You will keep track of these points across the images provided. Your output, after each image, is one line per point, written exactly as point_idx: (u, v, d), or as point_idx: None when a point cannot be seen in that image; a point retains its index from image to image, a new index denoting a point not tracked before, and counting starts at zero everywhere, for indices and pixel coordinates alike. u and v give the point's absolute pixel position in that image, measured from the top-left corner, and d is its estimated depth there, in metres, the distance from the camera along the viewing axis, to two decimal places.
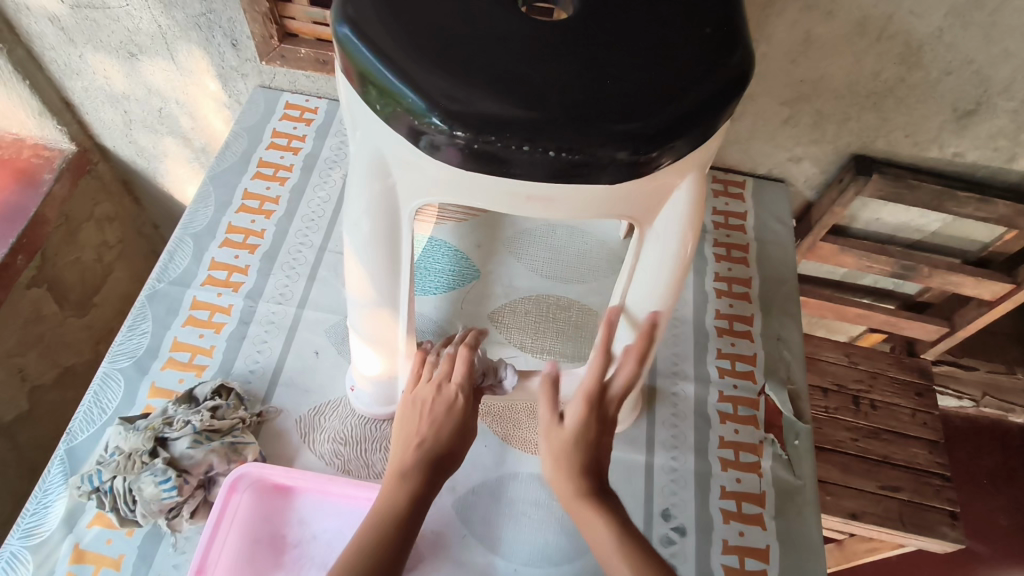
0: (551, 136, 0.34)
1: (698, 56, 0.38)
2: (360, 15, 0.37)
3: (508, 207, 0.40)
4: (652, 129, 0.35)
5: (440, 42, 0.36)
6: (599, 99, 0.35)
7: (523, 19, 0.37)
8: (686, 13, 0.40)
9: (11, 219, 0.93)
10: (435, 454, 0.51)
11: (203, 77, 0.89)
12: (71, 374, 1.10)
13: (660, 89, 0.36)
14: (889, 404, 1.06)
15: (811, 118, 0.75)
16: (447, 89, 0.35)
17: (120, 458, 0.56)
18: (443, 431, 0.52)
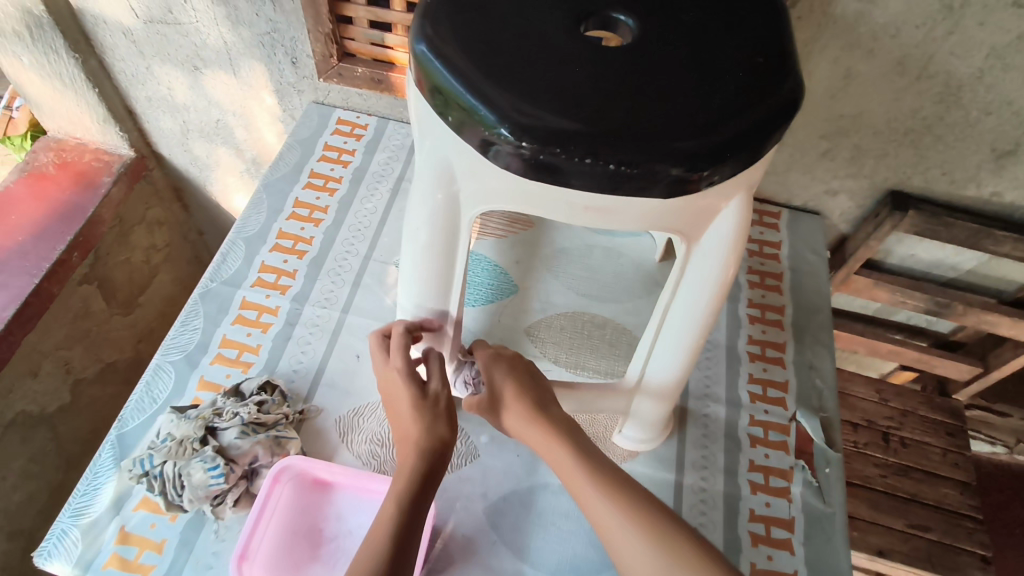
0: (613, 150, 0.37)
1: (752, 83, 0.40)
2: (437, 34, 0.40)
3: (565, 216, 0.42)
4: (707, 147, 0.37)
5: (510, 62, 0.39)
6: (657, 119, 0.38)
7: (588, 44, 0.40)
8: (740, 43, 0.42)
9: (70, 217, 0.97)
10: (426, 453, 0.51)
11: (260, 91, 0.93)
12: (112, 370, 1.13)
13: (716, 112, 0.38)
14: (919, 442, 1.05)
15: (848, 153, 0.77)
16: (517, 104, 0.37)
17: (171, 444, 0.59)
18: (412, 421, 0.53)
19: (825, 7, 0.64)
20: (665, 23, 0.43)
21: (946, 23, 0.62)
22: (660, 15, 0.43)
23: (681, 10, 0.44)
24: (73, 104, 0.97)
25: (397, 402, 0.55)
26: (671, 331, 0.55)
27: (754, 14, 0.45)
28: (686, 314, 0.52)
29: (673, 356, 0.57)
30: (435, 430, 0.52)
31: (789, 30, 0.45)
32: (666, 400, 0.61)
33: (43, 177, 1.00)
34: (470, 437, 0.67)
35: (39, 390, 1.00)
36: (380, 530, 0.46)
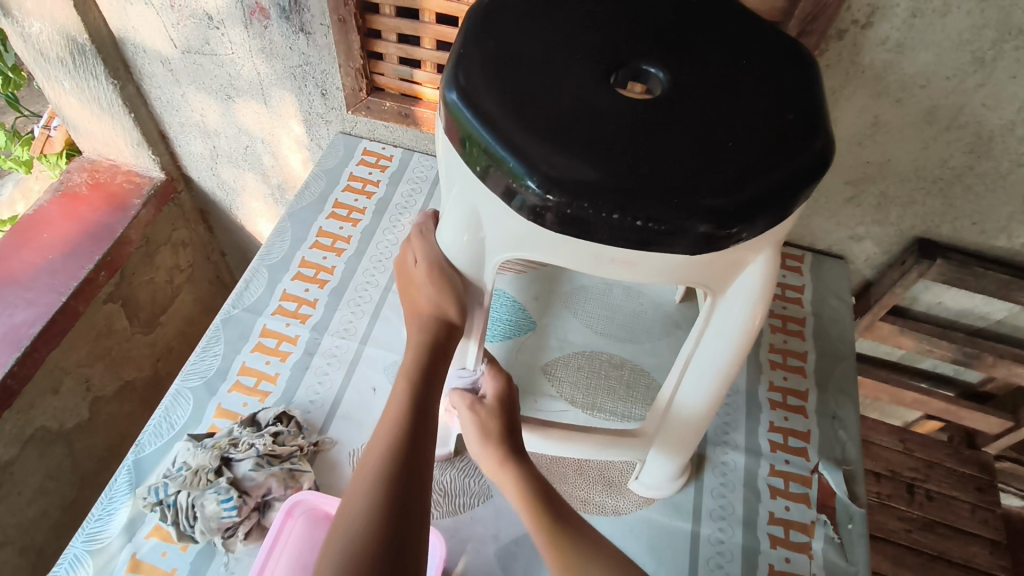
0: (640, 205, 0.37)
1: (782, 140, 0.40)
2: (469, 83, 0.40)
3: (591, 267, 0.42)
4: (735, 205, 0.37)
5: (539, 112, 0.39)
6: (686, 174, 0.38)
7: (618, 97, 0.40)
8: (771, 99, 0.42)
9: (99, 237, 0.99)
10: (436, 329, 0.51)
11: (289, 121, 0.95)
12: (129, 388, 1.15)
13: (745, 168, 0.38)
14: (946, 496, 1.01)
15: (874, 199, 0.76)
16: (547, 156, 0.37)
17: (187, 473, 0.59)
18: (423, 295, 0.52)
19: (854, 56, 0.64)
20: (694, 76, 0.43)
21: (977, 74, 0.62)
22: (690, 68, 0.44)
23: (710, 63, 0.44)
24: (109, 127, 1.00)
25: (414, 277, 0.53)
26: (699, 368, 0.52)
27: (784, 70, 0.45)
28: (710, 362, 0.51)
29: (701, 393, 0.54)
30: (440, 305, 0.51)
31: (819, 85, 0.45)
32: (684, 452, 0.60)
33: (76, 198, 1.03)
34: (484, 476, 0.66)
35: (59, 406, 1.01)
36: (396, 415, 0.46)
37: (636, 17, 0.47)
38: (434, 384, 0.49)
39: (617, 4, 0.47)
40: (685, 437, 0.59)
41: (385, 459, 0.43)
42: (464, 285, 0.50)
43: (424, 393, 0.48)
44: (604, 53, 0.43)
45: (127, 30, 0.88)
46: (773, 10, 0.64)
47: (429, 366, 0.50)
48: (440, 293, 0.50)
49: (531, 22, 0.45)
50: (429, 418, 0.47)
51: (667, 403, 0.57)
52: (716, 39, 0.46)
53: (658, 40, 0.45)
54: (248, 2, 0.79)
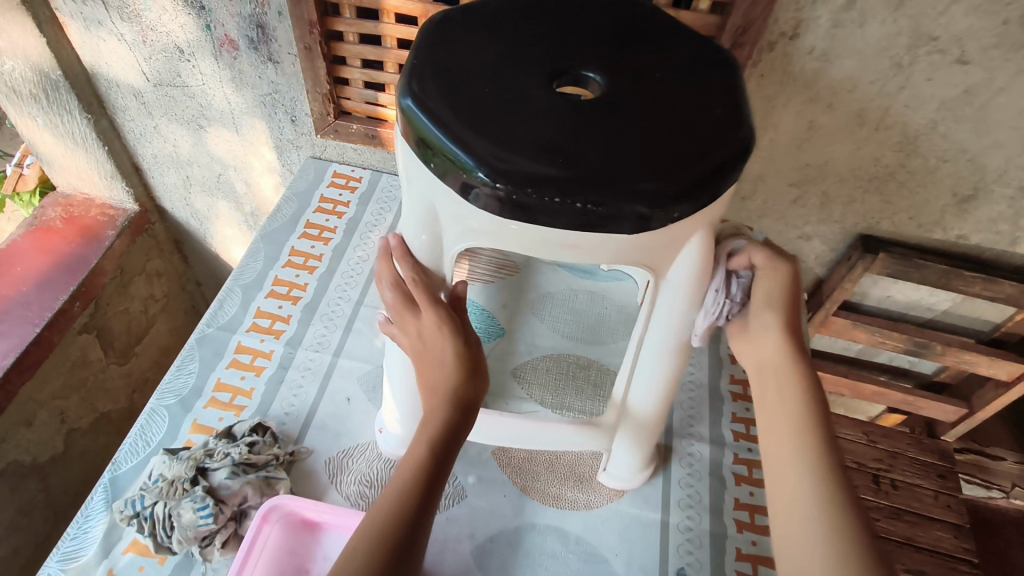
0: (580, 192, 0.40)
1: (708, 130, 0.44)
2: (421, 90, 0.44)
3: (543, 252, 0.46)
4: (667, 188, 0.41)
5: (486, 114, 0.43)
6: (622, 163, 0.41)
7: (556, 97, 0.44)
8: (699, 96, 0.46)
9: (74, 268, 1.00)
10: (451, 408, 0.51)
11: (261, 147, 0.98)
12: (105, 420, 1.14)
13: (676, 155, 0.42)
14: (910, 484, 1.05)
15: (817, 200, 0.81)
16: (493, 149, 0.41)
17: (163, 484, 0.60)
18: (440, 369, 0.53)
19: (784, 65, 0.70)
20: (628, 78, 0.47)
21: (897, 78, 0.67)
22: (623, 71, 0.48)
23: (643, 69, 0.48)
24: (82, 161, 1.02)
25: (425, 341, 0.53)
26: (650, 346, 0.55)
27: (710, 70, 0.49)
28: (657, 341, 0.54)
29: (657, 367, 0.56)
30: (466, 384, 0.52)
31: (743, 85, 0.49)
32: (644, 448, 0.64)
33: (49, 231, 1.04)
34: (459, 477, 0.67)
35: (32, 439, 1.00)
36: (403, 487, 0.47)
37: (575, 30, 0.51)
38: (444, 464, 0.50)
39: (559, 19, 0.52)
40: (641, 435, 0.63)
41: (381, 532, 0.44)
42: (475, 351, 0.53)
43: (435, 466, 0.49)
44: (548, 62, 0.47)
45: (100, 65, 0.91)
46: (707, 26, 0.69)
47: (446, 444, 0.50)
48: (457, 364, 0.52)
49: (479, 35, 0.49)
50: (431, 497, 0.48)
51: (620, 403, 0.62)
52: (648, 46, 0.51)
53: (594, 47, 0.50)
54: (218, 34, 0.83)
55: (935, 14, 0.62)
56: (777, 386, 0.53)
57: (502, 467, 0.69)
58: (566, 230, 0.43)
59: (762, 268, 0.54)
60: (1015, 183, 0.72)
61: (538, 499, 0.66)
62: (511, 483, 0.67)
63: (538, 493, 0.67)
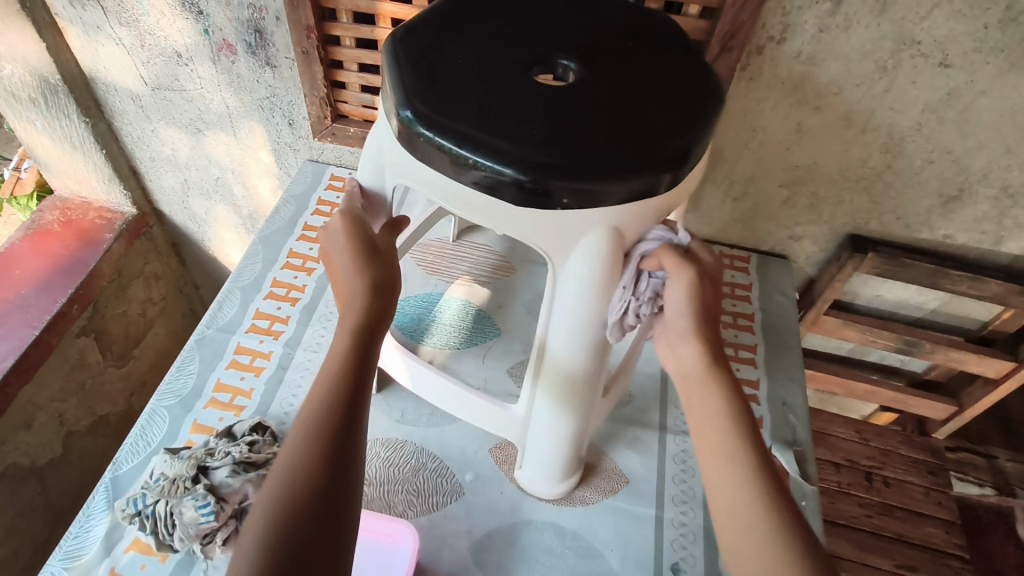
0: (492, 154, 0.43)
1: (643, 134, 0.45)
2: (401, 45, 0.49)
3: (449, 203, 0.49)
4: (566, 165, 0.43)
5: (441, 74, 0.47)
6: (545, 142, 0.44)
7: (515, 76, 0.48)
8: (659, 104, 0.48)
9: (72, 271, 1.01)
10: (366, 294, 0.47)
11: (258, 150, 0.99)
12: (103, 423, 1.15)
13: (595, 145, 0.44)
14: (901, 481, 1.07)
15: (807, 200, 0.83)
16: (426, 100, 0.45)
17: (165, 483, 0.61)
18: (348, 262, 0.49)
19: (773, 69, 0.71)
20: (600, 72, 0.50)
21: (882, 80, 0.69)
22: (599, 66, 0.51)
23: (625, 71, 0.50)
24: (81, 165, 1.03)
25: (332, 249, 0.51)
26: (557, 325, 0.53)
27: (690, 86, 0.50)
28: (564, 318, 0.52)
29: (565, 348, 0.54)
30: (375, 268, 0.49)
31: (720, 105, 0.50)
32: (563, 433, 0.60)
33: (48, 234, 1.05)
34: (456, 474, 0.68)
35: (31, 442, 1.00)
36: (326, 379, 0.43)
37: (573, 29, 0.54)
38: (369, 349, 0.45)
39: (560, 16, 0.55)
40: (559, 395, 0.57)
41: (311, 430, 0.40)
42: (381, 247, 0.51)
43: (360, 353, 0.44)
44: (528, 51, 0.50)
45: (98, 69, 0.92)
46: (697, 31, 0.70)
47: (365, 329, 0.46)
48: (370, 261, 0.49)
49: (479, 20, 0.53)
50: (362, 384, 0.43)
51: (543, 351, 0.56)
52: (639, 52, 0.53)
53: (581, 41, 0.53)
54: (216, 38, 0.84)
55: (918, 18, 0.63)
56: (700, 388, 0.46)
57: (499, 464, 0.70)
58: (472, 189, 0.46)
59: (676, 275, 0.49)
60: (999, 183, 0.74)
61: (536, 496, 0.67)
62: (508, 480, 0.68)
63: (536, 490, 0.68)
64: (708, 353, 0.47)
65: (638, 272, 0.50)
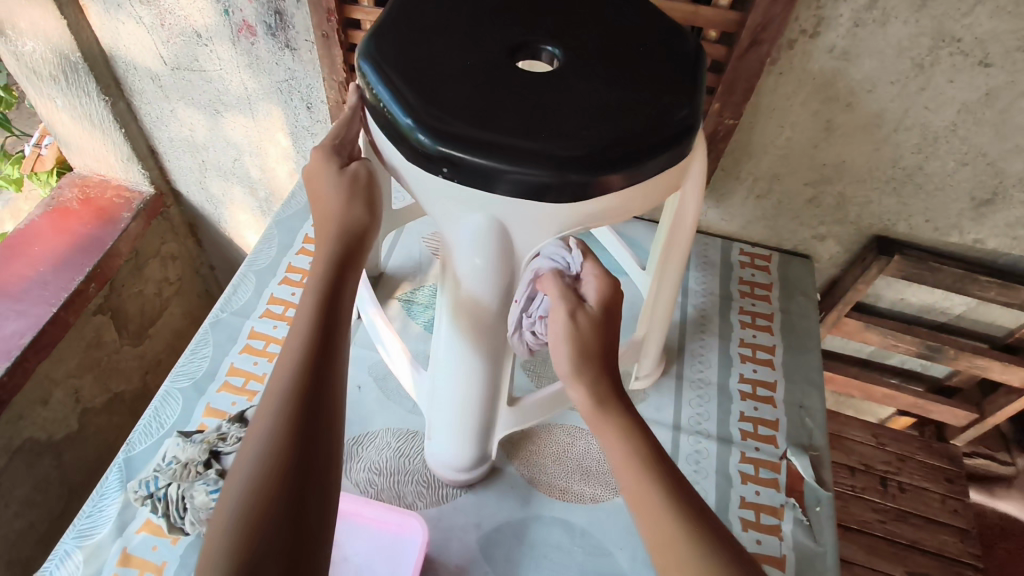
0: (406, 110, 0.44)
1: (562, 131, 0.44)
2: (401, 6, 0.52)
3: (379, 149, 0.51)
4: (463, 136, 0.43)
5: (416, 36, 0.49)
6: (447, 104, 0.44)
7: (483, 51, 0.49)
8: (608, 109, 0.46)
9: (89, 249, 1.01)
10: (341, 247, 0.46)
11: (276, 133, 0.98)
12: (119, 400, 1.16)
13: (507, 126, 0.43)
14: (917, 488, 1.05)
15: (833, 200, 0.80)
16: (383, 53, 0.48)
17: (176, 467, 0.61)
18: (333, 205, 0.48)
19: (804, 64, 0.69)
20: (577, 64, 0.49)
21: (918, 79, 0.66)
22: (580, 56, 0.50)
23: (606, 70, 0.49)
24: (100, 143, 1.03)
25: (316, 184, 0.49)
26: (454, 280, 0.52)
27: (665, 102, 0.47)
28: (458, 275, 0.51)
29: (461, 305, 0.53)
30: (355, 215, 0.47)
31: (680, 131, 0.46)
32: (469, 414, 0.60)
33: (67, 212, 1.05)
34: None
35: (48, 417, 1.02)
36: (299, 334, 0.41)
37: (582, 21, 0.53)
38: (342, 304, 0.44)
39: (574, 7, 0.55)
40: (463, 324, 0.54)
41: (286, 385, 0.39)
42: (370, 191, 0.49)
43: (332, 308, 0.43)
44: (519, 34, 0.51)
45: (118, 48, 0.91)
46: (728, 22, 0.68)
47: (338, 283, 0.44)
48: (351, 207, 0.48)
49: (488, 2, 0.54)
50: (336, 339, 0.42)
51: (452, 273, 0.52)
52: (638, 56, 0.51)
53: (581, 31, 0.52)
54: (236, 20, 0.83)
55: (959, 15, 0.61)
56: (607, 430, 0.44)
57: (509, 458, 0.69)
58: (382, 130, 0.48)
59: (552, 309, 0.47)
60: None
61: (544, 491, 0.67)
62: (518, 474, 0.68)
63: (544, 485, 0.67)
64: (595, 392, 0.45)
65: (532, 292, 0.50)
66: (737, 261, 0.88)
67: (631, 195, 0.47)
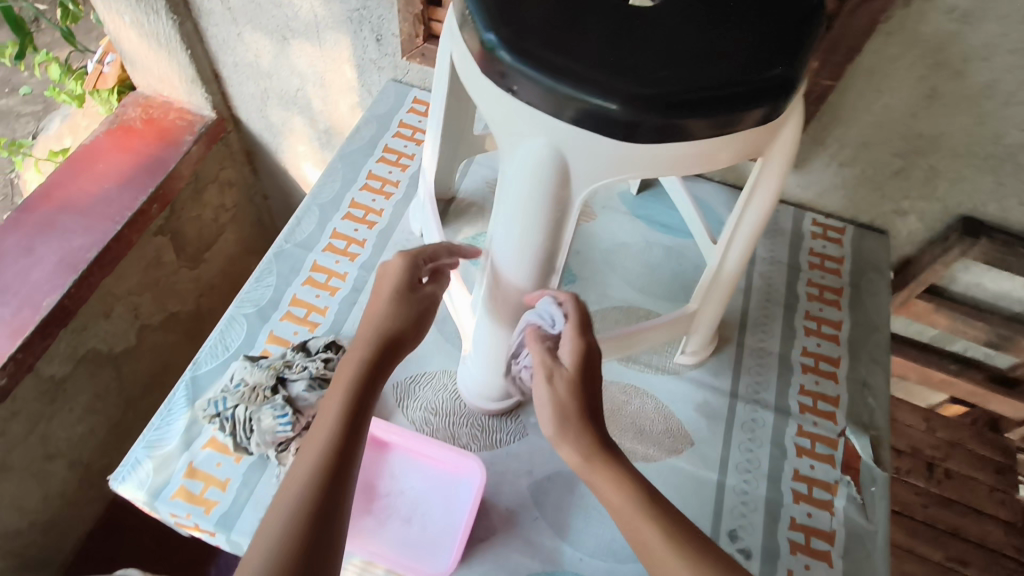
0: (486, 22, 0.42)
1: (644, 66, 0.41)
2: None
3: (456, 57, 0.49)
4: (538, 57, 0.41)
5: None
6: (528, 20, 0.42)
7: None
8: (699, 49, 0.42)
9: (152, 170, 1.02)
10: (380, 343, 0.50)
11: (342, 64, 0.96)
12: (174, 319, 1.19)
13: (586, 53, 0.41)
14: (965, 476, 1.03)
15: (923, 173, 0.76)
16: None
17: (245, 389, 0.63)
18: (382, 306, 0.52)
19: (918, 24, 0.64)
20: None
21: None
22: None
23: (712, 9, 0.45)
24: (165, 64, 1.02)
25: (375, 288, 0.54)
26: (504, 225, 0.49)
27: (768, 52, 0.43)
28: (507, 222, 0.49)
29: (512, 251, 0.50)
30: (401, 320, 0.52)
31: (775, 86, 0.41)
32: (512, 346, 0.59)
33: (130, 131, 1.06)
34: (520, 415, 0.68)
35: (110, 330, 1.05)
36: (331, 422, 0.44)
37: None
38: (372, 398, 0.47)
39: None
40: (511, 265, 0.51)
41: (313, 471, 0.42)
42: (416, 305, 0.53)
43: (364, 398, 0.46)
44: None
45: None
46: None
47: (373, 378, 0.48)
48: (394, 312, 0.52)
49: None
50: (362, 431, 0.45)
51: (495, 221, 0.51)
52: None
53: None
54: None
55: None
56: (606, 482, 0.45)
57: None
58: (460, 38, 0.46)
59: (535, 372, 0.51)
60: None
61: None
62: None
63: None
64: (580, 453, 0.47)
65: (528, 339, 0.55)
66: (809, 231, 0.85)
67: (706, 148, 0.43)
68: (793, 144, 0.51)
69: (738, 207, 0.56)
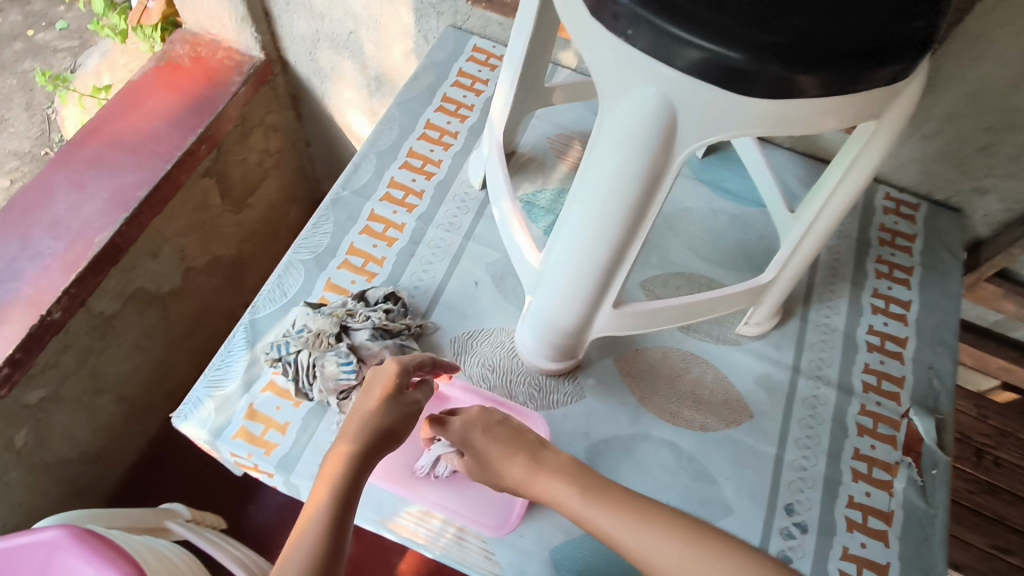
0: None
1: (767, 16, 0.38)
2: None
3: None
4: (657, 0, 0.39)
5: None
6: None
7: None
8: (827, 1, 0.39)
9: (201, 110, 1.00)
10: (372, 434, 0.51)
11: (399, 8, 0.96)
12: (217, 263, 1.19)
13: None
14: (1014, 465, 1.02)
15: (1013, 150, 0.72)
16: None
17: (309, 335, 0.63)
18: (373, 399, 0.54)
19: None
20: None
21: None
22: None
23: None
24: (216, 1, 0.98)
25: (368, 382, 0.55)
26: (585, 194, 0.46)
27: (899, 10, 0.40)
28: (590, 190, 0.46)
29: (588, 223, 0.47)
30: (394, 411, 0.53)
31: (904, 47, 0.39)
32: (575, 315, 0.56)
33: (178, 69, 1.03)
34: (578, 377, 0.68)
35: (156, 270, 1.05)
36: (321, 511, 0.46)
37: None
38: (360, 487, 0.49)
39: None
40: (584, 233, 0.48)
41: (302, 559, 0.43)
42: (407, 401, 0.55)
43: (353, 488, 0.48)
44: None
45: None
46: None
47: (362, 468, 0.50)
48: (387, 407, 0.53)
49: None
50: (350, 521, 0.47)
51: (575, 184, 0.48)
52: None
53: None
54: None
55: None
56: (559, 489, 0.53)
57: (623, 375, 0.68)
58: None
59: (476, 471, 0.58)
60: None
61: (653, 411, 0.66)
62: (629, 392, 0.67)
63: (654, 405, 0.67)
64: (526, 474, 0.55)
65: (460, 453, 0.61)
66: (881, 206, 0.81)
67: (822, 110, 0.41)
68: (902, 119, 0.47)
69: (829, 184, 0.53)
